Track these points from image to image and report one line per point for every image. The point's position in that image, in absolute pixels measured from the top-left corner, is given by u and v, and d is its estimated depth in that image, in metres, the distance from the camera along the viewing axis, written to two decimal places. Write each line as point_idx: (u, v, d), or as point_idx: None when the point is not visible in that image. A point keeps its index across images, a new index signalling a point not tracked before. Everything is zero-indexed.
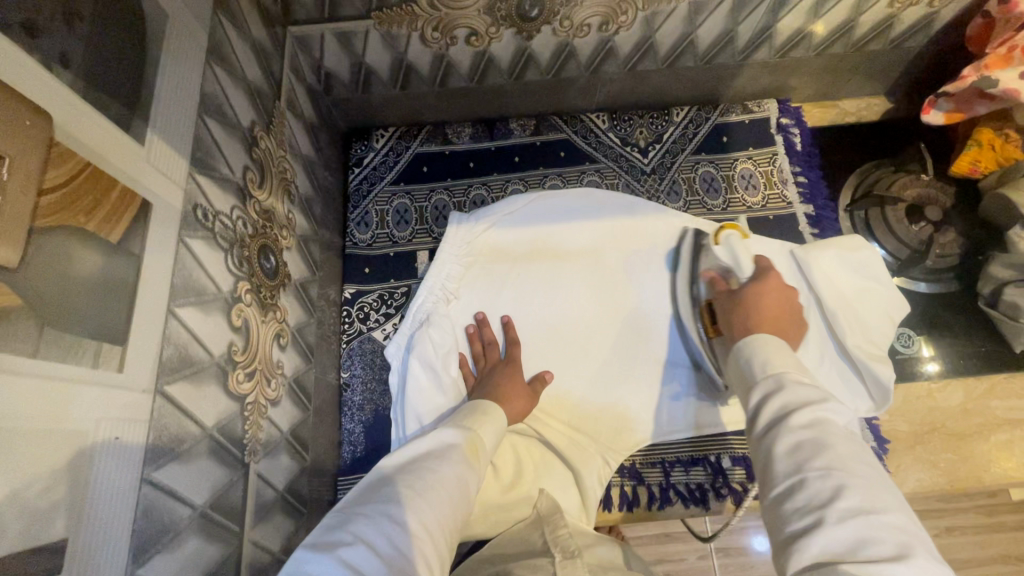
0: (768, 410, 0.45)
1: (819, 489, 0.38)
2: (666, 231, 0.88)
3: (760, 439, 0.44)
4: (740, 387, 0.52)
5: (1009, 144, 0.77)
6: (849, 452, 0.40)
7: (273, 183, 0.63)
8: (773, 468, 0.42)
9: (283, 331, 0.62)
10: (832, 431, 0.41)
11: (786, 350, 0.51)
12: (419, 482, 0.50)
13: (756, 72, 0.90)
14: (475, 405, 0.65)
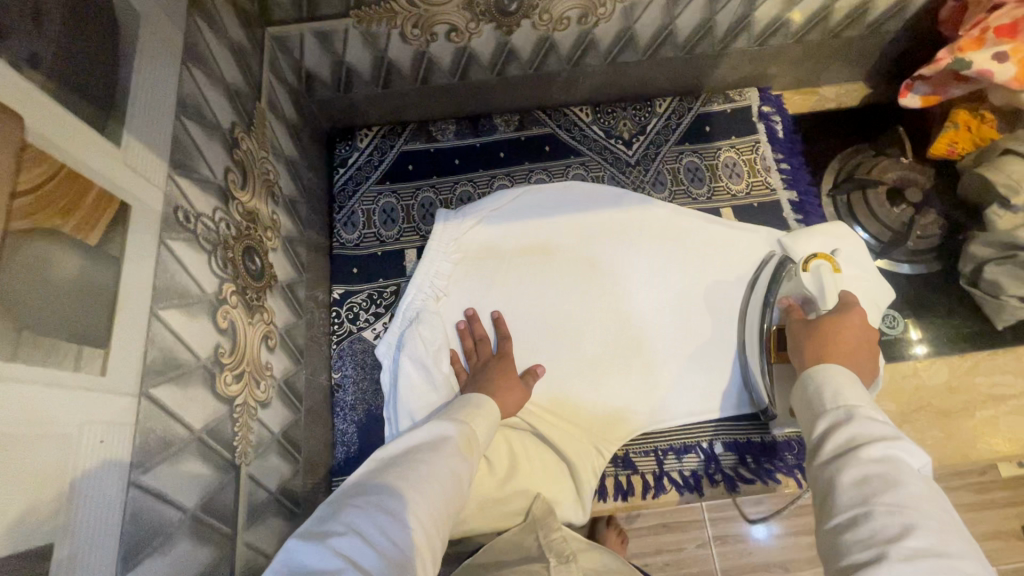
0: (837, 438, 0.46)
1: (886, 526, 0.39)
2: (654, 221, 0.89)
3: (823, 465, 0.45)
4: (805, 413, 0.53)
5: (986, 124, 0.80)
6: (922, 493, 0.40)
7: (255, 184, 0.62)
8: (835, 497, 0.42)
9: (271, 332, 0.62)
10: (904, 469, 0.42)
11: (857, 384, 0.51)
12: (411, 473, 0.51)
13: (736, 61, 0.90)
14: (467, 401, 0.67)
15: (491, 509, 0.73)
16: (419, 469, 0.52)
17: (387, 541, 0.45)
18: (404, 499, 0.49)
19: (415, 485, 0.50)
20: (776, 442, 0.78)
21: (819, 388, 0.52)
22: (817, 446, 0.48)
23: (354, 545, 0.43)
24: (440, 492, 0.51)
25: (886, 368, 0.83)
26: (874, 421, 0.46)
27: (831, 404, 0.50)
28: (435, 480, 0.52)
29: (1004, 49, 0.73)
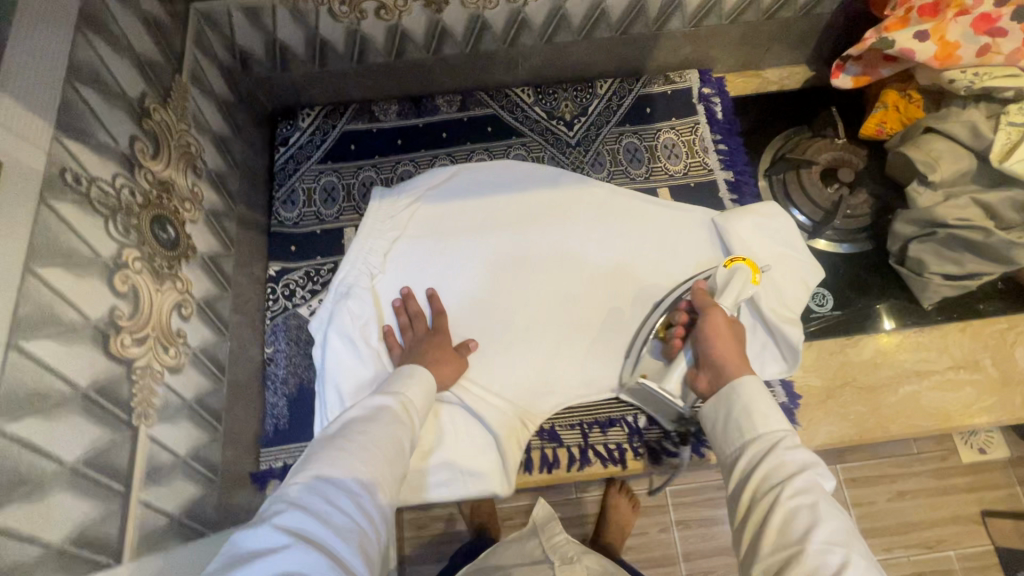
0: (761, 470, 0.51)
1: (820, 566, 0.44)
2: (592, 201, 0.90)
3: (756, 499, 0.50)
4: (725, 438, 0.57)
5: (913, 103, 0.81)
6: (840, 527, 0.46)
7: (172, 155, 0.63)
8: (771, 536, 0.47)
9: (185, 301, 0.63)
10: (824, 504, 0.48)
11: (770, 402, 0.56)
12: (352, 442, 0.51)
13: (674, 42, 0.91)
14: (403, 371, 0.65)
15: (417, 480, 0.75)
16: (359, 437, 0.52)
17: (338, 513, 0.46)
18: (346, 469, 0.49)
19: (356, 453, 0.50)
20: None
21: (744, 409, 0.56)
22: (748, 473, 0.52)
23: (302, 524, 0.44)
24: (383, 457, 0.51)
25: (813, 345, 0.85)
26: (792, 449, 0.52)
27: (760, 431, 0.54)
28: (376, 446, 0.52)
29: (925, 28, 0.73)
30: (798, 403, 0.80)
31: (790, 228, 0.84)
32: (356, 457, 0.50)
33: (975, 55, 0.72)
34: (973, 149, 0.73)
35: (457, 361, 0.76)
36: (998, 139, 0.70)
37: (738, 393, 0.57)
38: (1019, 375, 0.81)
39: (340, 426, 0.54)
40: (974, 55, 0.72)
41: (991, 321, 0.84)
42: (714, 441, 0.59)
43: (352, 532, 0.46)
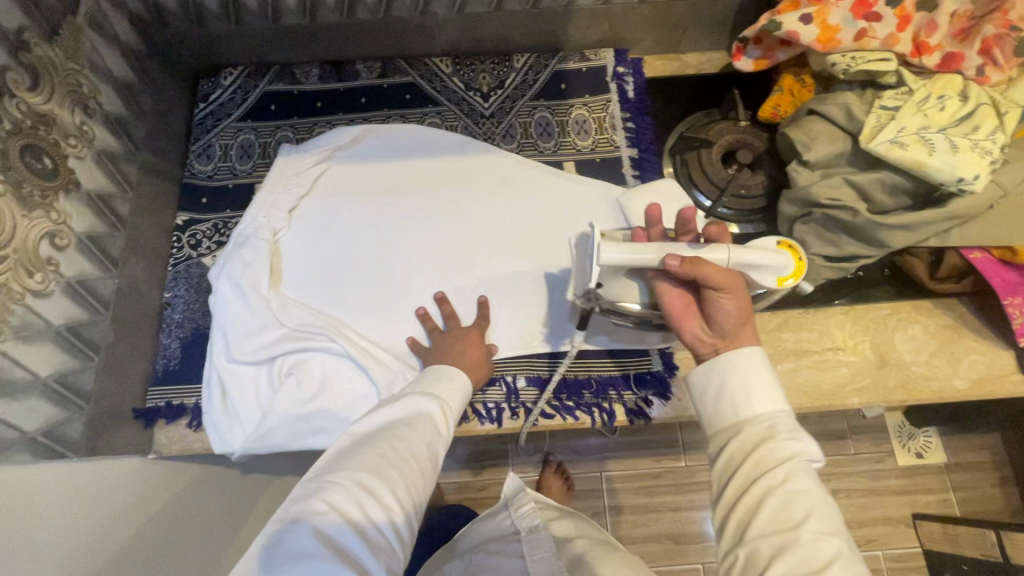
0: (756, 451, 0.51)
1: (812, 553, 0.44)
2: (497, 170, 0.93)
3: (744, 484, 0.50)
4: (716, 412, 0.56)
5: (805, 87, 0.84)
6: (830, 515, 0.47)
7: (55, 90, 0.66)
8: (762, 521, 0.47)
9: (60, 231, 0.66)
10: (810, 490, 0.48)
11: (769, 377, 0.55)
12: (391, 453, 0.56)
13: (587, 19, 0.93)
14: (442, 372, 0.70)
15: (296, 426, 0.78)
16: (398, 449, 0.57)
17: (371, 526, 0.51)
18: (386, 481, 0.54)
19: (395, 466, 0.55)
20: (578, 378, 0.83)
21: (742, 386, 0.55)
22: (740, 452, 0.52)
23: (341, 533, 0.49)
24: (418, 472, 0.56)
25: None
26: (794, 434, 0.51)
27: (754, 411, 0.53)
28: (415, 461, 0.57)
29: (809, 11, 0.74)
30: (674, 373, 0.82)
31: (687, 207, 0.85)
32: (395, 470, 0.55)
33: (853, 39, 0.74)
34: (849, 131, 0.75)
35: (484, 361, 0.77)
36: (868, 121, 0.72)
37: (743, 364, 0.56)
38: (896, 359, 0.82)
39: (380, 432, 0.59)
40: (852, 40, 0.74)
41: (874, 307, 0.85)
42: (706, 413, 0.57)
43: (383, 548, 0.51)
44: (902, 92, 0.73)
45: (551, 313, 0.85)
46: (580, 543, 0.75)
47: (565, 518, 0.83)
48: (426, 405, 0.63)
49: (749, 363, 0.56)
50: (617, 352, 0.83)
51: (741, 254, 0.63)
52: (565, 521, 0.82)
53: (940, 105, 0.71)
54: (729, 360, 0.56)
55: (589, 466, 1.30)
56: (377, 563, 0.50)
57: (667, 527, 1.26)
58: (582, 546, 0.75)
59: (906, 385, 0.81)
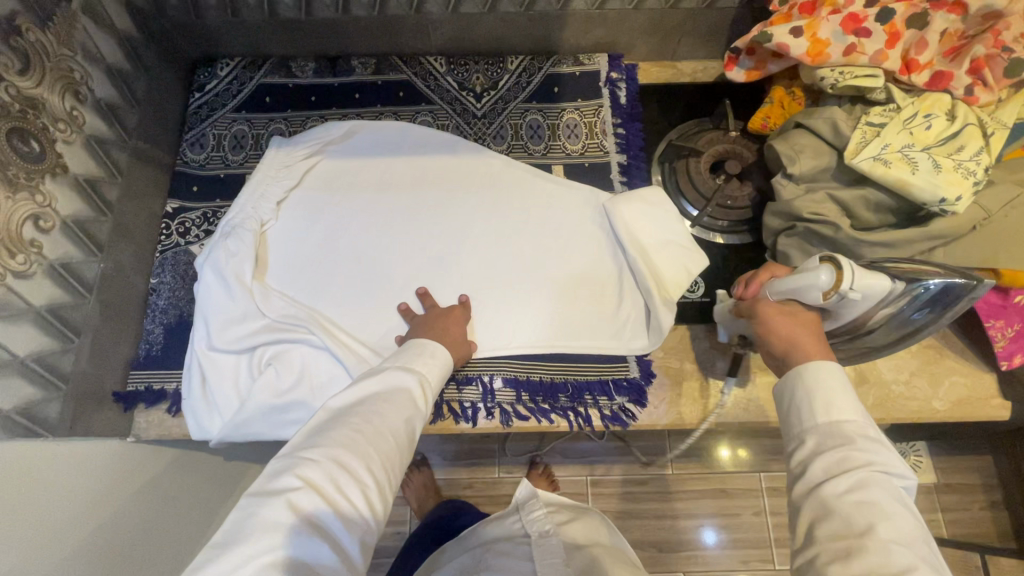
0: (825, 458, 0.49)
1: (882, 562, 0.42)
2: (485, 170, 0.93)
3: (811, 492, 0.48)
4: (788, 421, 0.54)
5: (795, 100, 0.83)
6: (908, 528, 0.44)
7: (47, 75, 0.67)
8: (828, 527, 0.45)
9: (45, 214, 0.67)
10: (884, 498, 0.45)
11: (848, 390, 0.52)
12: (366, 428, 0.57)
13: (581, 24, 0.93)
14: (422, 347, 0.71)
15: (272, 415, 0.79)
16: (374, 424, 0.57)
17: (345, 498, 0.52)
18: (360, 455, 0.54)
19: (370, 440, 0.56)
20: (555, 381, 0.83)
21: (808, 396, 0.52)
22: (809, 461, 0.50)
23: (314, 505, 0.50)
24: (393, 447, 0.57)
25: (679, 328, 0.85)
26: (866, 443, 0.48)
27: (822, 421, 0.51)
28: (390, 435, 0.58)
29: (800, 24, 0.74)
30: (651, 381, 0.82)
31: (675, 216, 0.85)
32: (370, 444, 0.56)
33: (842, 53, 0.73)
34: (835, 146, 0.75)
35: (461, 344, 0.78)
36: (853, 136, 0.72)
37: (806, 377, 0.53)
38: (877, 377, 0.82)
39: (357, 407, 0.60)
40: (841, 54, 0.73)
41: None
42: (780, 428, 0.55)
43: (360, 522, 0.52)
44: (891, 108, 0.73)
45: (531, 314, 0.85)
46: (587, 551, 0.75)
47: (578, 520, 0.84)
48: (404, 381, 0.65)
49: (805, 375, 0.53)
50: (597, 359, 0.83)
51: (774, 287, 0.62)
52: (575, 525, 0.83)
53: (926, 124, 0.70)
54: (791, 373, 0.55)
55: (576, 470, 1.30)
56: (348, 535, 0.51)
57: (650, 534, 1.26)
58: (588, 554, 0.75)
59: (885, 403, 0.80)
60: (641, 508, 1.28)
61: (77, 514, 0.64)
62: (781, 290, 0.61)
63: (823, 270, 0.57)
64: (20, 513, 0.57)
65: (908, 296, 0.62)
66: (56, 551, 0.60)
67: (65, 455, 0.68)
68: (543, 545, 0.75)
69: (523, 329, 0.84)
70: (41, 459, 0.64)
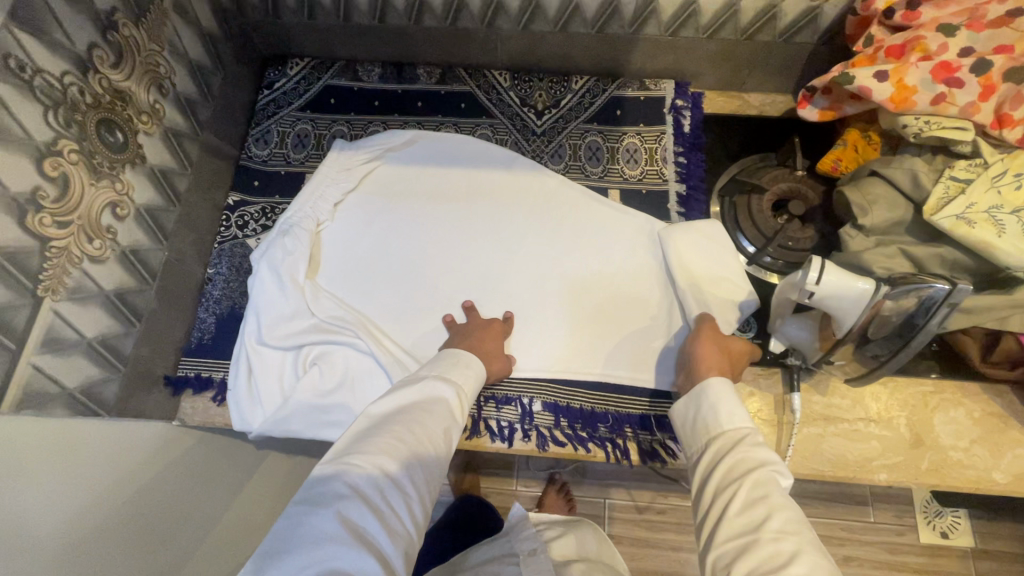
0: (726, 463, 0.58)
1: (774, 552, 0.49)
2: (542, 190, 0.93)
3: (719, 486, 0.57)
4: (697, 430, 0.65)
5: (871, 145, 0.80)
6: (796, 517, 0.52)
7: (135, 68, 0.70)
8: (731, 526, 0.53)
9: (122, 202, 0.69)
10: (774, 489, 0.54)
11: (734, 400, 0.64)
12: (408, 436, 0.58)
13: (651, 49, 0.92)
14: (458, 357, 0.71)
15: (310, 416, 0.79)
16: (415, 433, 0.58)
17: (388, 508, 0.52)
18: (402, 463, 0.55)
19: (411, 449, 0.57)
20: (595, 410, 0.81)
21: (713, 407, 0.64)
22: (713, 465, 0.59)
23: (359, 511, 0.50)
24: (432, 456, 0.58)
25: None
26: (757, 446, 0.58)
27: (728, 425, 0.62)
28: (430, 444, 0.58)
29: (886, 68, 0.72)
30: None
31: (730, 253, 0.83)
32: (411, 452, 0.57)
33: (930, 102, 0.70)
34: (912, 199, 0.72)
35: (502, 359, 0.78)
36: (934, 192, 0.69)
37: (703, 396, 0.66)
38: (932, 441, 0.78)
39: (396, 414, 0.61)
40: (929, 103, 0.70)
41: (916, 382, 0.81)
42: (690, 442, 0.65)
43: (401, 534, 0.52)
44: (977, 164, 0.69)
45: (576, 338, 0.85)
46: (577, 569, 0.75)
47: (568, 535, 0.85)
48: (442, 390, 0.65)
49: (703, 396, 0.66)
50: (638, 391, 0.81)
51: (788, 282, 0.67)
52: (565, 540, 0.84)
53: (1016, 184, 0.67)
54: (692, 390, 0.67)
55: (595, 491, 1.29)
56: (392, 545, 0.50)
57: (666, 566, 1.23)
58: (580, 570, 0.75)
59: (940, 469, 0.76)
60: (659, 539, 1.25)
61: (128, 478, 0.64)
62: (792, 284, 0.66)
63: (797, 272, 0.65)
64: (91, 483, 0.58)
65: (901, 295, 0.62)
66: (117, 529, 0.60)
67: (108, 425, 0.67)
68: (531, 564, 0.74)
69: (565, 355, 0.83)
70: (83, 424, 0.62)
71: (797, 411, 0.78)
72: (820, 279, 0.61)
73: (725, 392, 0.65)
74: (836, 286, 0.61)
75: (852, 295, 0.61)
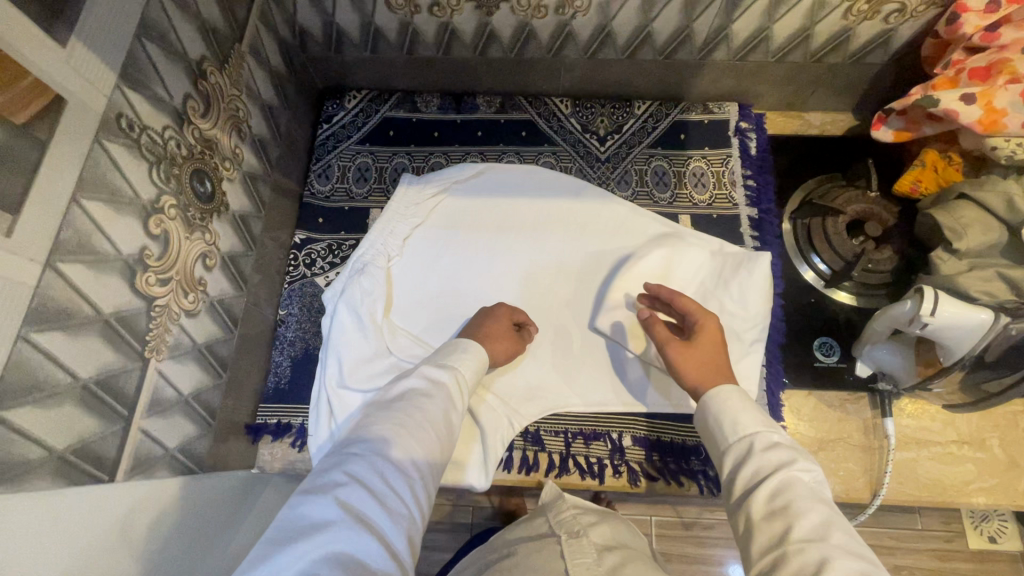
0: (745, 473, 0.55)
1: (803, 564, 0.46)
2: (611, 217, 0.90)
3: (740, 502, 0.54)
4: (710, 437, 0.61)
5: (952, 166, 0.79)
6: (821, 520, 0.48)
7: (220, 116, 0.68)
8: (759, 541, 0.50)
9: (210, 253, 0.67)
10: (797, 493, 0.51)
11: (748, 407, 0.60)
12: (409, 420, 0.56)
13: (717, 72, 0.91)
14: (457, 345, 0.69)
15: None
16: (416, 417, 0.56)
17: (389, 492, 0.50)
18: (402, 449, 0.53)
19: (411, 432, 0.55)
20: (686, 444, 0.80)
21: (718, 418, 0.61)
22: (734, 476, 0.56)
23: (360, 497, 0.48)
24: (434, 439, 0.56)
25: (812, 395, 0.83)
26: (768, 451, 0.55)
27: (734, 437, 0.58)
28: (432, 427, 0.56)
29: (973, 91, 0.71)
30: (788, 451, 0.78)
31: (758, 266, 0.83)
32: (411, 434, 0.55)
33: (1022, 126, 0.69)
34: (1008, 223, 0.70)
35: (513, 338, 0.78)
36: None
37: (711, 401, 0.62)
38: None
39: (397, 400, 0.59)
40: (1020, 126, 0.69)
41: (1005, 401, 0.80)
42: (710, 453, 0.62)
43: (402, 517, 0.49)
44: None
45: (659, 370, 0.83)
46: (619, 555, 0.67)
47: (605, 522, 0.75)
48: (440, 374, 0.63)
49: (709, 402, 0.62)
50: None
51: (889, 311, 0.68)
52: (603, 527, 0.73)
53: None
54: (701, 399, 0.64)
55: (644, 509, 1.27)
56: (394, 530, 0.48)
57: None
58: (623, 559, 0.66)
59: None
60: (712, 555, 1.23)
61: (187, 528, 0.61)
62: (897, 314, 0.67)
63: (904, 302, 0.66)
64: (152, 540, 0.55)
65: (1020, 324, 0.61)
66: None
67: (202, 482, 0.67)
68: (572, 544, 0.67)
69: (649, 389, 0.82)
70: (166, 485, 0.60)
71: (892, 436, 0.77)
72: (936, 310, 0.61)
73: (736, 397, 0.61)
74: (951, 318, 0.61)
75: (966, 325, 0.61)
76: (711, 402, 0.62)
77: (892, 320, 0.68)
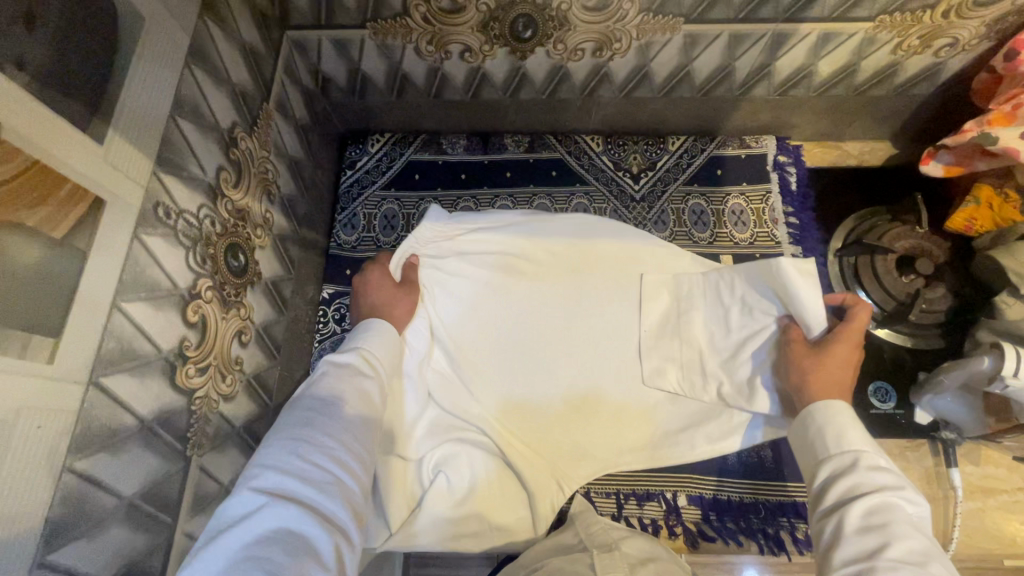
0: (840, 485, 0.49)
1: None
2: (651, 257, 0.84)
3: (826, 511, 0.49)
4: (806, 447, 0.56)
5: (1009, 204, 0.74)
6: (922, 548, 0.43)
7: (251, 182, 0.64)
8: (840, 551, 0.45)
9: (246, 328, 0.63)
10: (896, 517, 0.45)
11: (859, 426, 0.54)
12: (318, 403, 0.51)
13: (756, 108, 0.88)
14: (368, 325, 0.65)
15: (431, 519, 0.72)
16: (325, 397, 0.52)
17: (310, 468, 0.45)
18: (316, 426, 0.49)
19: (322, 411, 0.50)
20: (744, 502, 0.78)
21: (822, 429, 0.55)
22: (822, 487, 0.51)
23: (280, 480, 0.44)
24: (350, 411, 0.52)
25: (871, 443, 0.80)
26: (874, 470, 0.49)
27: (834, 450, 0.53)
28: (345, 398, 0.53)
29: None
30: None
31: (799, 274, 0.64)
32: (327, 409, 0.51)
33: None
34: None
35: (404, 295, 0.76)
36: None
37: (816, 412, 0.56)
38: None
39: (305, 388, 0.54)
40: None
41: None
42: (801, 465, 0.57)
43: (331, 487, 0.45)
44: None
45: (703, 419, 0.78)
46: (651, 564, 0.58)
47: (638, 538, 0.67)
48: (346, 353, 0.59)
49: (812, 411, 0.57)
50: (783, 474, 0.79)
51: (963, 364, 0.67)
52: (636, 543, 0.65)
53: None
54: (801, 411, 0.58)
55: None
56: (324, 500, 0.44)
57: None
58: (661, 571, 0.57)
59: None
60: None
61: None
62: (970, 370, 0.66)
63: (983, 358, 0.65)
64: None
65: None
66: None
67: None
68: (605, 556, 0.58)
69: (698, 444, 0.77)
70: None
71: (959, 488, 0.74)
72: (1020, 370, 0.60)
73: (847, 411, 0.55)
74: None
75: None
76: (818, 412, 0.56)
77: (968, 372, 0.67)
